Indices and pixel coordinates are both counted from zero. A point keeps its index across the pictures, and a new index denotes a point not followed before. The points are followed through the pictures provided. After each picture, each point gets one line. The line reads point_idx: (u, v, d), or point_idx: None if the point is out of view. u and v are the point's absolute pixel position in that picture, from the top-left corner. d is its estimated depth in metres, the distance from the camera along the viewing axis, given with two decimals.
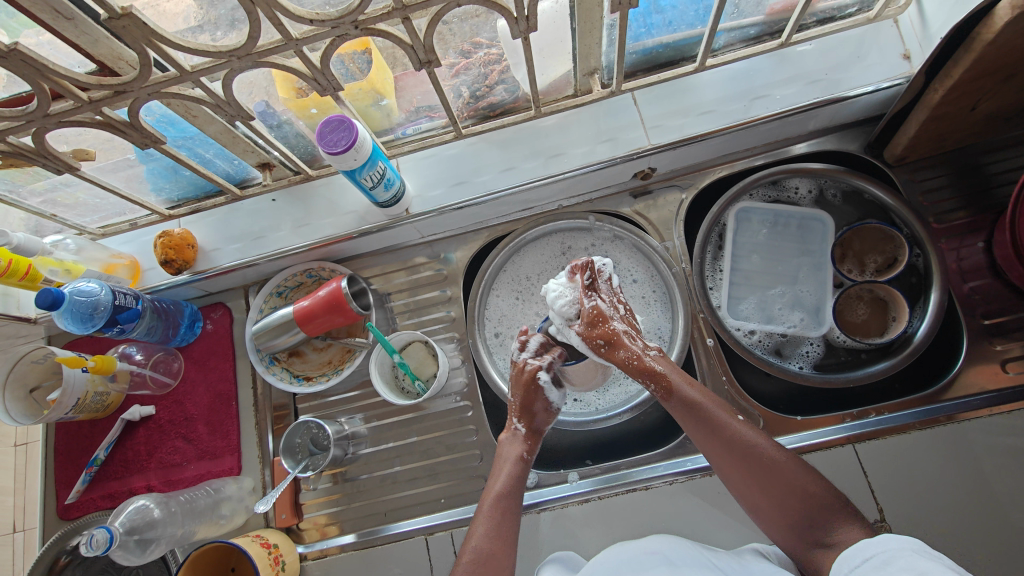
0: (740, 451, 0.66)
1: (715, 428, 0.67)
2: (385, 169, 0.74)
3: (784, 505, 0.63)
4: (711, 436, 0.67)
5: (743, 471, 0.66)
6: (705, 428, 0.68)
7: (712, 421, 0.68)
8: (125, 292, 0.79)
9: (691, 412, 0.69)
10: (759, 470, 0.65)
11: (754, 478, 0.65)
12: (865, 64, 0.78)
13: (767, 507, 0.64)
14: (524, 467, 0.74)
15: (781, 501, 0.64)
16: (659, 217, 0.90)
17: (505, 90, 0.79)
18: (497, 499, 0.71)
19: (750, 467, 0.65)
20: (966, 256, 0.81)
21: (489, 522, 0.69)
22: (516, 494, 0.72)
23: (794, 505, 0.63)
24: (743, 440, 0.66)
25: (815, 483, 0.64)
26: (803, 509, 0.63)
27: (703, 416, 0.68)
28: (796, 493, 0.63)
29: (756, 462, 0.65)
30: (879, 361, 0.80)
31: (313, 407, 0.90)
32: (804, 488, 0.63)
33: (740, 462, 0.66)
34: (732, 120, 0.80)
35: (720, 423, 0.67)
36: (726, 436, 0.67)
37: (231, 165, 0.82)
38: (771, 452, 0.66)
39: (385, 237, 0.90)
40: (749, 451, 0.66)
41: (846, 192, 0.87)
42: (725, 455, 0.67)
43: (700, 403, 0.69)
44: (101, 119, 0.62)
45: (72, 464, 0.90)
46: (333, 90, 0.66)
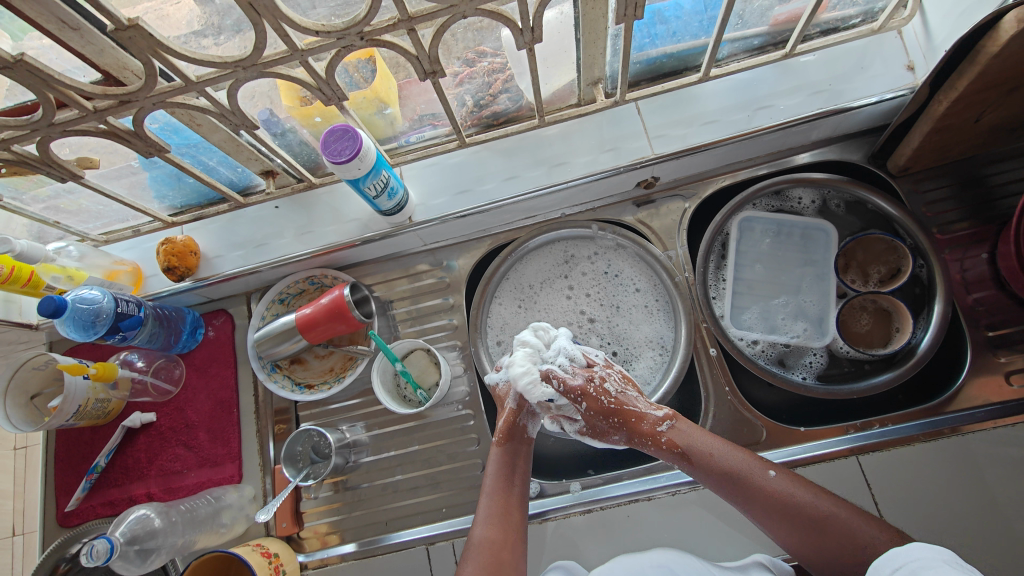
0: (775, 506, 0.64)
1: (745, 485, 0.65)
2: (389, 178, 0.74)
3: (836, 557, 0.60)
4: (744, 494, 0.65)
5: (785, 527, 0.63)
6: (736, 487, 0.66)
7: (741, 480, 0.66)
8: (127, 300, 0.79)
9: (720, 472, 0.67)
10: (800, 524, 0.62)
11: (798, 533, 0.62)
12: (868, 74, 0.78)
13: (822, 563, 0.61)
14: (512, 451, 0.75)
15: (831, 553, 0.60)
16: (663, 226, 0.90)
17: (509, 99, 0.79)
18: (493, 489, 0.72)
19: (795, 524, 0.62)
20: (970, 267, 0.81)
21: (489, 513, 0.70)
22: (510, 477, 0.73)
23: (845, 556, 0.60)
24: (779, 494, 0.64)
25: (860, 526, 0.60)
26: (853, 557, 0.59)
27: (731, 475, 0.66)
28: (842, 542, 0.60)
29: (796, 516, 0.63)
30: (882, 372, 0.80)
31: (315, 415, 0.90)
32: (850, 536, 0.60)
33: (779, 518, 0.63)
34: (736, 130, 0.80)
35: (749, 479, 0.65)
36: (759, 491, 0.65)
37: (235, 173, 0.82)
38: (808, 501, 0.63)
39: (388, 245, 0.90)
40: (785, 504, 0.63)
41: (849, 203, 0.87)
42: (763, 512, 0.64)
43: (725, 462, 0.67)
44: (105, 128, 0.62)
45: (72, 471, 0.90)
46: (337, 99, 0.65)
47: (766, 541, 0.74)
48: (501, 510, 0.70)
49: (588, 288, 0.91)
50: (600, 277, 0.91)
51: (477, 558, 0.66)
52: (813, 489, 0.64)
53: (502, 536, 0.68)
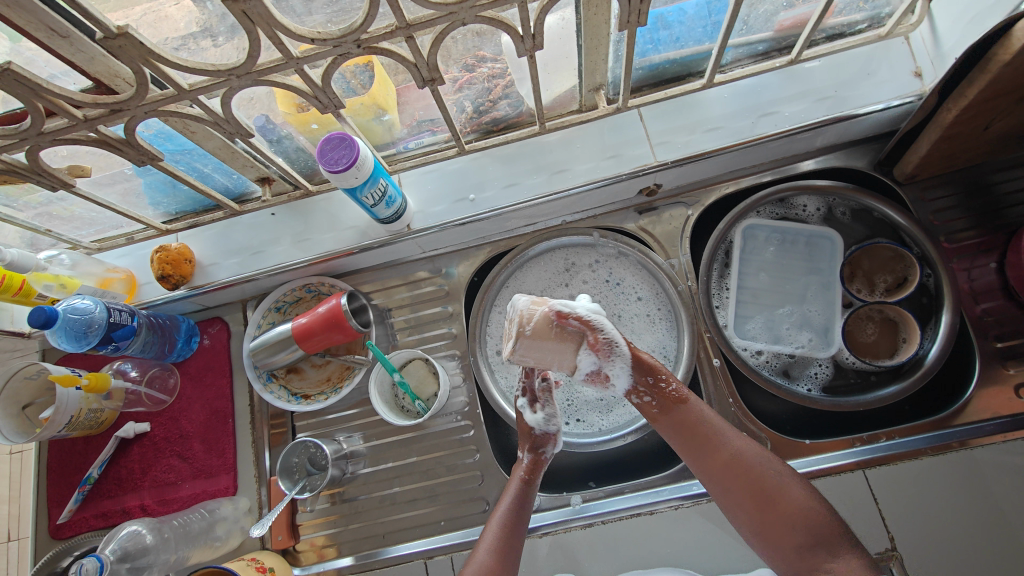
0: (738, 467, 0.67)
1: (712, 443, 0.68)
2: (387, 186, 0.73)
3: (787, 524, 0.64)
4: (707, 453, 0.68)
5: (741, 490, 0.66)
6: (702, 446, 0.68)
7: (707, 439, 0.69)
8: (120, 309, 0.78)
9: (690, 429, 0.70)
10: (759, 489, 0.65)
11: (753, 496, 0.66)
12: (874, 81, 0.77)
13: (771, 529, 0.65)
14: (529, 487, 0.73)
15: (785, 522, 0.64)
16: (665, 233, 0.88)
17: (509, 105, 0.78)
18: (506, 522, 0.70)
19: (752, 487, 0.66)
20: (978, 277, 0.79)
21: (493, 546, 0.69)
22: (521, 517, 0.71)
23: (794, 525, 0.63)
24: (742, 457, 0.67)
25: (814, 500, 0.65)
26: (804, 526, 0.63)
27: (699, 432, 0.69)
28: (796, 511, 0.64)
29: (754, 480, 0.66)
30: (888, 384, 0.79)
31: (312, 425, 0.88)
32: (805, 506, 0.64)
33: (739, 480, 0.66)
34: (740, 137, 0.79)
35: (717, 439, 0.69)
36: (723, 452, 0.68)
37: (230, 180, 0.81)
38: (770, 470, 0.66)
39: (386, 252, 0.88)
40: (749, 470, 0.67)
41: (855, 210, 0.85)
42: (723, 472, 0.67)
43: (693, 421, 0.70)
44: (97, 136, 0.61)
45: (65, 482, 0.88)
46: (334, 107, 0.64)
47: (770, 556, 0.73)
48: (504, 548, 0.68)
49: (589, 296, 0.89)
50: (601, 285, 0.89)
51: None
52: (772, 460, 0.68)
53: (497, 573, 0.66)
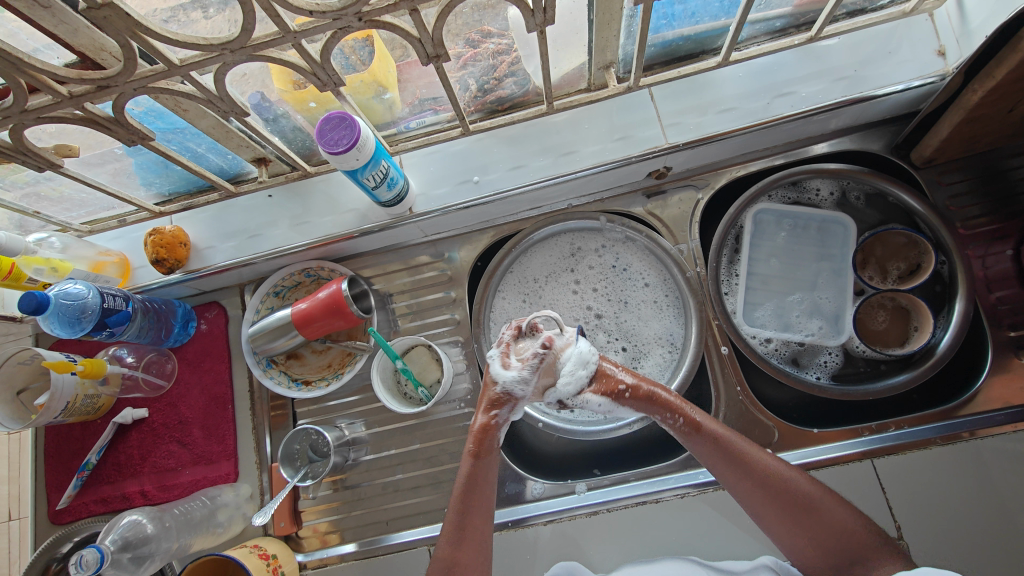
0: (773, 491, 0.64)
1: (744, 465, 0.65)
2: (389, 168, 0.70)
3: (822, 541, 0.62)
4: (739, 475, 0.65)
5: (779, 513, 0.63)
6: (733, 467, 0.66)
7: (737, 461, 0.65)
8: (114, 294, 0.76)
9: (716, 450, 0.66)
10: (797, 511, 0.63)
11: (789, 519, 0.63)
12: (895, 60, 0.74)
13: (808, 548, 0.62)
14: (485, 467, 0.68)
15: (820, 540, 0.62)
16: (673, 218, 0.86)
17: (515, 83, 0.75)
18: (462, 507, 0.67)
19: (785, 506, 0.63)
20: (992, 264, 0.78)
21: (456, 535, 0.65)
22: (478, 496, 0.67)
23: (832, 544, 0.61)
24: (772, 476, 0.64)
25: (849, 516, 0.62)
26: (840, 546, 0.61)
27: (730, 454, 0.66)
28: (830, 532, 0.62)
29: (791, 503, 0.63)
30: (898, 372, 0.78)
31: (313, 412, 0.87)
32: (841, 525, 0.62)
33: (773, 502, 0.64)
34: (754, 118, 0.76)
35: (748, 460, 0.65)
36: (755, 474, 0.65)
37: (225, 160, 0.78)
38: (803, 489, 0.64)
39: (388, 236, 0.86)
40: (779, 490, 0.64)
41: (869, 195, 0.83)
42: (757, 495, 0.64)
43: (723, 439, 0.67)
44: (83, 114, 0.58)
45: (63, 467, 0.87)
46: (333, 85, 0.61)
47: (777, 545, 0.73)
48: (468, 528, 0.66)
49: (595, 282, 0.87)
50: (608, 270, 0.87)
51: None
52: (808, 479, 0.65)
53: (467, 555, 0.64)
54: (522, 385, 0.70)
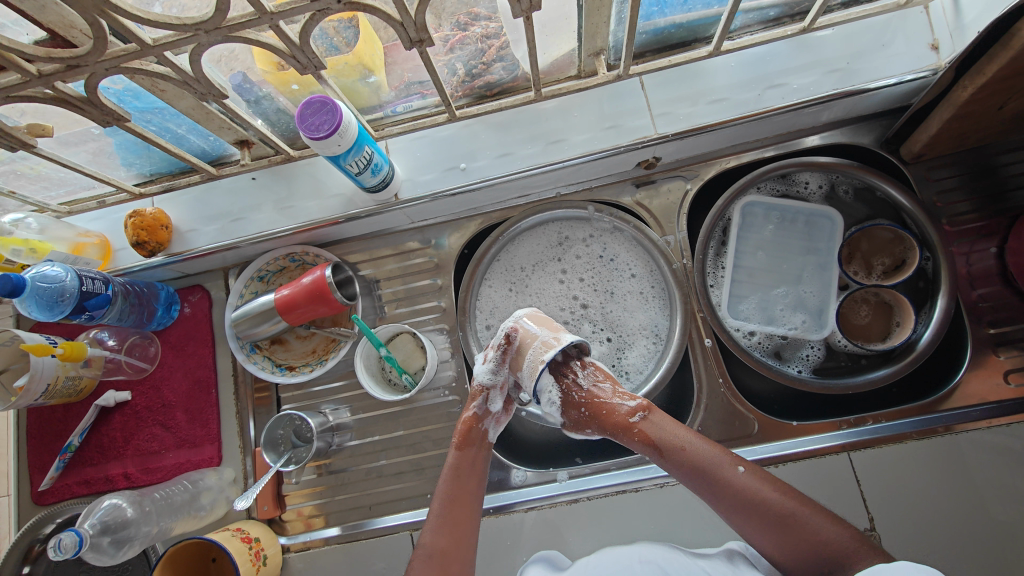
0: (748, 508, 0.59)
1: (713, 480, 0.61)
2: (372, 153, 0.69)
3: (800, 553, 0.58)
4: (712, 489, 0.61)
5: (757, 531, 0.59)
6: (705, 485, 0.61)
7: (708, 477, 0.61)
8: (93, 277, 0.74)
9: (686, 465, 0.62)
10: (773, 527, 0.59)
11: (765, 533, 0.59)
12: (888, 53, 0.73)
13: (786, 559, 0.58)
14: (472, 457, 0.70)
15: (799, 549, 0.58)
16: (662, 208, 0.85)
17: (504, 68, 0.74)
18: (449, 496, 0.67)
19: (760, 520, 0.59)
20: (976, 261, 0.78)
21: (444, 522, 0.65)
22: (468, 482, 0.68)
23: (809, 558, 0.57)
24: (743, 488, 0.60)
25: (829, 527, 0.58)
26: (820, 557, 0.57)
27: (701, 471, 0.62)
28: (811, 544, 0.57)
29: (767, 519, 0.59)
30: (878, 367, 0.78)
31: (297, 397, 0.86)
32: (820, 537, 0.57)
33: (748, 517, 0.59)
34: (745, 110, 0.75)
35: (718, 473, 0.61)
36: (727, 487, 0.61)
37: (206, 142, 0.77)
38: (775, 499, 0.59)
39: (374, 222, 0.84)
40: (753, 503, 0.59)
41: (858, 189, 0.83)
42: (731, 509, 0.60)
43: (693, 458, 0.62)
44: (53, 93, 0.56)
45: (45, 449, 0.87)
46: (314, 67, 0.59)
47: None
48: (456, 518, 0.65)
49: (581, 272, 0.87)
50: (594, 261, 0.87)
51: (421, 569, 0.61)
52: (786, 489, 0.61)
53: (455, 545, 0.63)
54: (501, 404, 0.73)
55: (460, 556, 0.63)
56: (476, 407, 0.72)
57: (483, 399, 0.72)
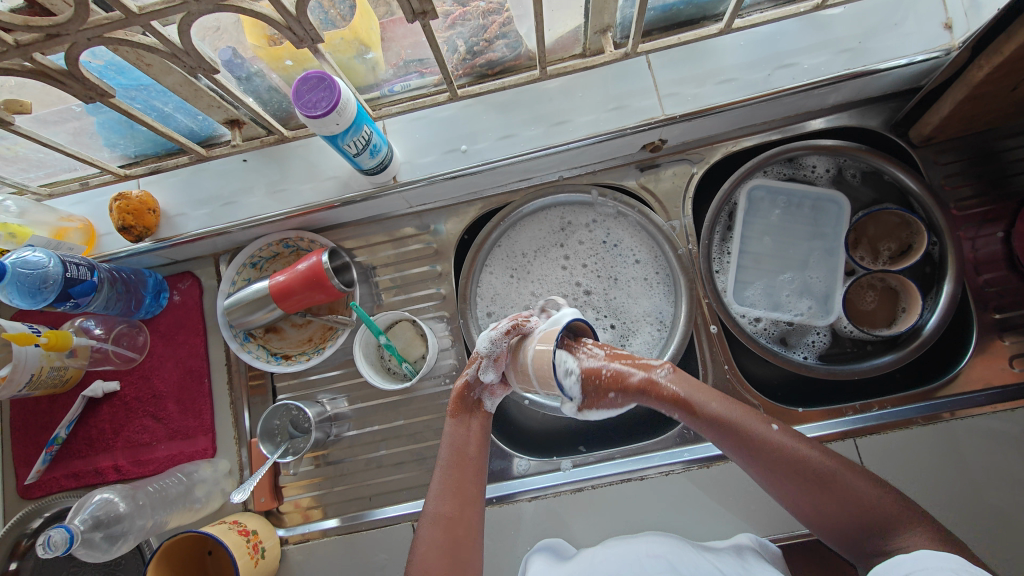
0: (784, 469, 0.61)
1: (752, 441, 0.63)
2: (371, 133, 0.66)
3: (835, 513, 0.60)
4: (750, 450, 0.63)
5: (792, 488, 0.61)
6: (740, 446, 0.63)
7: (745, 438, 0.63)
8: (77, 263, 0.71)
9: (722, 428, 0.64)
10: (811, 489, 0.60)
11: (803, 492, 0.60)
12: (900, 32, 0.71)
13: (823, 519, 0.60)
14: (467, 424, 0.70)
15: (837, 509, 0.59)
16: (666, 193, 0.84)
17: (507, 45, 0.72)
18: (450, 461, 0.68)
19: (798, 479, 0.61)
20: (982, 246, 0.77)
21: (447, 488, 0.66)
22: (473, 448, 0.69)
23: (846, 518, 0.59)
24: (782, 450, 0.62)
25: (867, 487, 0.60)
26: (859, 517, 0.58)
27: (737, 432, 0.63)
28: (848, 504, 0.59)
29: (802, 476, 0.61)
30: (883, 354, 0.78)
31: (293, 386, 0.84)
32: (858, 497, 0.59)
33: (786, 478, 0.61)
34: (754, 90, 0.73)
35: (755, 435, 0.63)
36: (764, 449, 0.62)
37: (195, 121, 0.73)
38: (813, 460, 0.61)
39: (371, 206, 0.82)
40: (791, 463, 0.61)
41: (865, 173, 0.82)
42: (768, 470, 0.62)
43: (727, 420, 0.64)
44: (32, 66, 0.52)
45: (30, 442, 0.84)
46: (311, 40, 0.56)
47: (757, 521, 0.74)
48: (459, 486, 0.66)
49: (585, 257, 0.85)
50: (598, 246, 0.85)
51: (429, 534, 0.63)
52: (829, 453, 0.62)
53: (460, 512, 0.65)
54: (495, 377, 0.71)
55: (467, 522, 0.65)
56: (470, 374, 0.71)
57: (477, 367, 0.71)
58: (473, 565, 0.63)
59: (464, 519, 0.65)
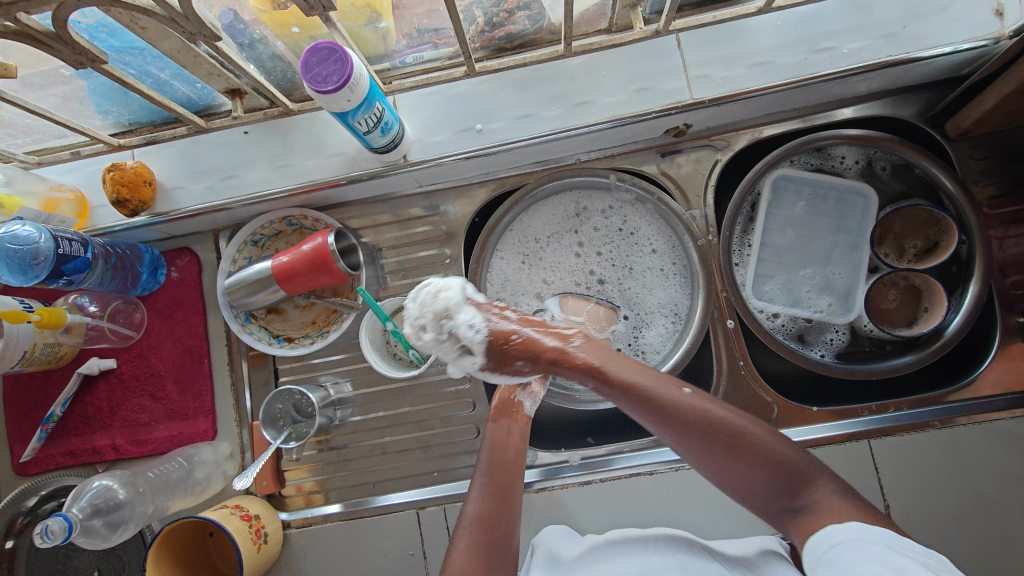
0: (699, 435, 0.58)
1: (646, 401, 0.60)
2: (383, 110, 0.62)
3: (762, 488, 0.57)
4: (643, 408, 0.60)
5: (720, 458, 0.58)
6: (653, 414, 0.60)
7: (660, 407, 0.59)
8: (69, 238, 0.67)
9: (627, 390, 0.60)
10: (741, 460, 0.57)
11: (733, 465, 0.58)
12: (948, 17, 0.67)
13: (747, 492, 0.58)
14: (507, 427, 0.70)
15: (764, 485, 0.57)
16: (688, 181, 0.80)
17: (529, 18, 0.68)
18: (491, 464, 0.67)
19: (730, 451, 0.58)
20: (1010, 247, 0.75)
21: (486, 489, 0.66)
22: (513, 450, 0.68)
23: (773, 496, 0.57)
24: (697, 416, 0.58)
25: (804, 469, 0.57)
26: (784, 495, 0.57)
27: (634, 392, 0.60)
28: (780, 482, 0.57)
29: (738, 449, 0.58)
30: (902, 354, 0.76)
31: (296, 369, 0.82)
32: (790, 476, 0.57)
33: (711, 448, 0.58)
34: (789, 75, 0.69)
35: (647, 395, 0.60)
36: (656, 407, 0.60)
37: (192, 89, 0.69)
38: (752, 434, 0.58)
39: (379, 185, 0.77)
40: (719, 434, 0.58)
41: (896, 166, 0.78)
42: (670, 431, 0.59)
43: (640, 389, 0.60)
44: (16, 27, 0.48)
45: (25, 419, 0.82)
46: (322, 8, 0.52)
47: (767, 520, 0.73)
48: (497, 487, 0.66)
49: (599, 245, 0.82)
50: (614, 234, 0.82)
51: (466, 534, 0.62)
52: (731, 410, 0.60)
53: (500, 513, 0.64)
54: None
55: (507, 524, 0.64)
56: None
57: None
58: (508, 569, 0.61)
59: (505, 521, 0.64)
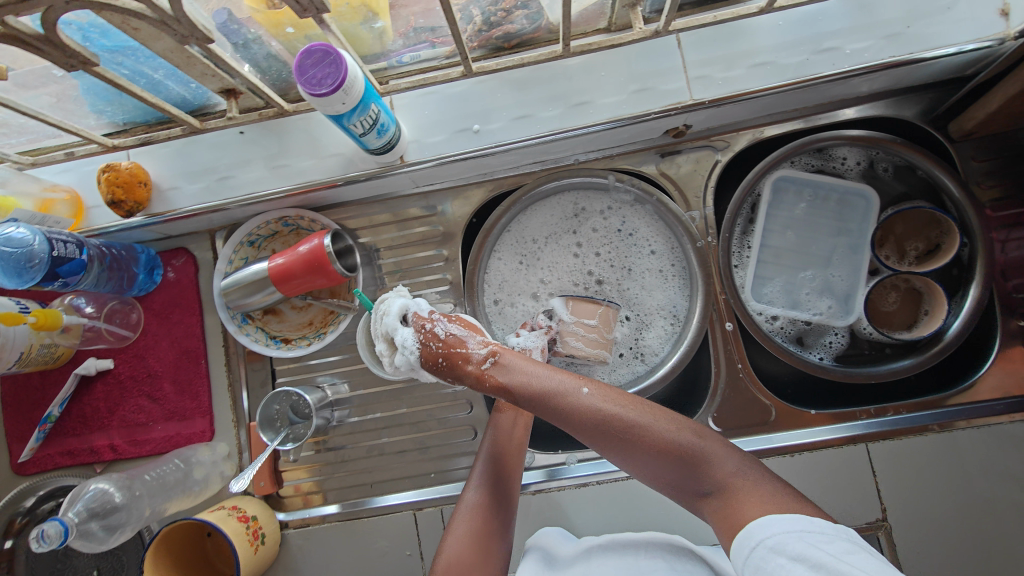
0: (605, 435, 0.58)
1: (545, 406, 0.59)
2: (379, 112, 0.61)
3: (674, 477, 0.57)
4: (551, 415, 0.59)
5: (631, 454, 0.58)
6: (559, 417, 0.59)
7: (559, 410, 0.59)
8: (64, 240, 0.67)
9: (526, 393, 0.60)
10: (650, 453, 0.57)
11: (643, 460, 0.58)
12: (952, 17, 0.65)
13: (661, 482, 0.58)
14: (511, 417, 0.70)
15: (675, 473, 0.57)
16: (687, 182, 0.79)
17: (526, 17, 0.67)
18: (494, 453, 0.69)
19: (637, 447, 0.57)
20: (1013, 250, 0.74)
21: (487, 477, 0.67)
22: (516, 441, 0.70)
23: (684, 481, 0.57)
24: (594, 414, 0.58)
25: (708, 451, 0.57)
26: (694, 480, 0.57)
27: (535, 396, 0.60)
28: (688, 468, 0.57)
29: (644, 444, 0.57)
30: (901, 358, 0.76)
31: (293, 370, 0.82)
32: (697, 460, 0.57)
33: (619, 445, 0.58)
34: (790, 76, 0.68)
35: (551, 399, 0.59)
36: (562, 412, 0.59)
37: (187, 89, 0.68)
38: (651, 425, 0.58)
39: (376, 185, 0.77)
40: (621, 429, 0.58)
41: (898, 167, 0.78)
42: (579, 433, 0.59)
43: (541, 392, 0.60)
44: (4, 30, 0.47)
45: (23, 418, 0.82)
46: (315, 9, 0.51)
47: None
48: (499, 475, 0.67)
49: (597, 246, 0.82)
50: (612, 234, 0.82)
51: (463, 520, 0.64)
52: (630, 401, 0.59)
53: (499, 500, 0.66)
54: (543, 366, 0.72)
55: (505, 511, 0.65)
56: None
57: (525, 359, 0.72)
58: (502, 556, 0.63)
59: (504, 508, 0.65)
